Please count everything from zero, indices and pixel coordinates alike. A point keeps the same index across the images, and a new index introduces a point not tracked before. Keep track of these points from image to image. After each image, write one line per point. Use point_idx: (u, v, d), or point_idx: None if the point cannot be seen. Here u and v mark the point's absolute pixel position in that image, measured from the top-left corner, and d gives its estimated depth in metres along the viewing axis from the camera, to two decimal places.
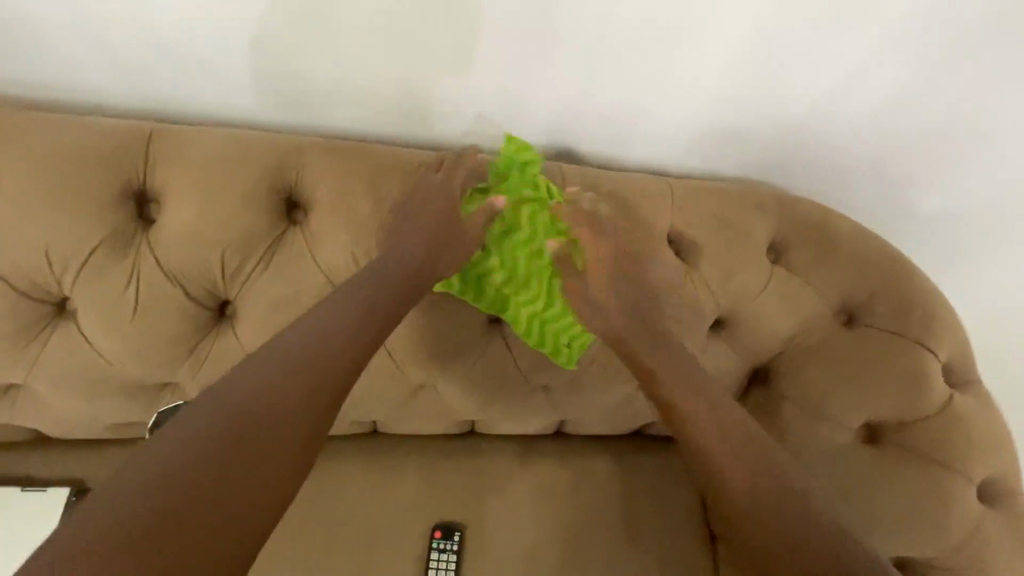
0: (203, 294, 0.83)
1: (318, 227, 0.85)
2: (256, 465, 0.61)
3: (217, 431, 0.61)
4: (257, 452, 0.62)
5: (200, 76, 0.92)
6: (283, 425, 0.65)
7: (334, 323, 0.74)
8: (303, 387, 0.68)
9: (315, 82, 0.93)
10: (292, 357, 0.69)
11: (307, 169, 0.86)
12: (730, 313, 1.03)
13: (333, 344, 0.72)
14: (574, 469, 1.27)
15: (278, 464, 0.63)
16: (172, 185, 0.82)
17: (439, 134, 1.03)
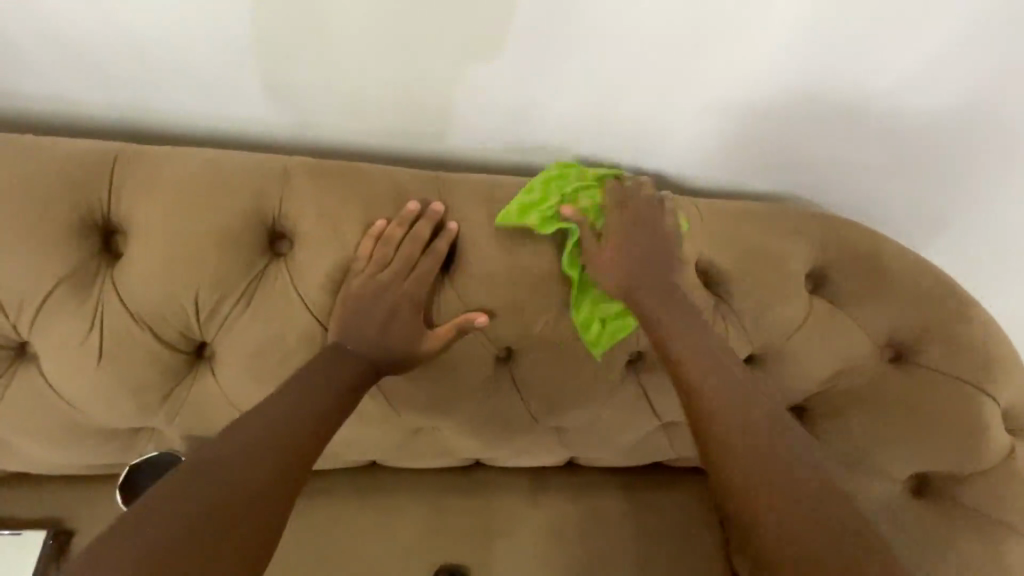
0: (176, 338, 0.75)
1: (304, 261, 0.76)
2: (246, 501, 0.58)
3: (202, 473, 0.59)
4: (245, 488, 0.59)
5: (173, 85, 0.82)
6: (268, 463, 0.62)
7: (316, 374, 0.73)
8: (287, 428, 0.66)
9: (299, 92, 0.83)
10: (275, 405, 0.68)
11: (292, 195, 0.77)
12: (765, 351, 0.93)
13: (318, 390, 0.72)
14: (587, 505, 1.18)
15: (269, 499, 0.60)
16: (140, 217, 0.72)
17: (439, 146, 0.93)
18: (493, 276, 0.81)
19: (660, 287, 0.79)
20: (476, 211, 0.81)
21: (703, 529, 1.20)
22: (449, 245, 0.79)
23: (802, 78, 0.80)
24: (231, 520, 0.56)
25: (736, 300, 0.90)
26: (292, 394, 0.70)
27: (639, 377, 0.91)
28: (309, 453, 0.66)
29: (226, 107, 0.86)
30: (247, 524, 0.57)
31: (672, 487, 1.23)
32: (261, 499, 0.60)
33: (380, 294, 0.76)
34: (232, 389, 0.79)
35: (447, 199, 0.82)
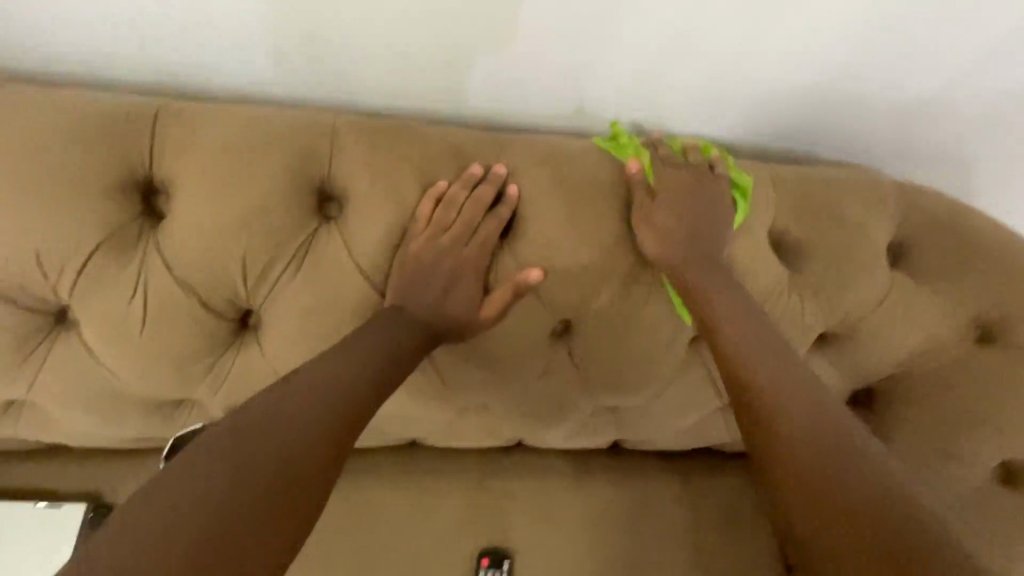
0: (223, 304, 0.71)
1: (357, 225, 0.71)
2: (277, 486, 0.52)
3: (230, 451, 0.53)
4: (278, 471, 0.53)
5: (199, 40, 0.75)
6: (302, 443, 0.56)
7: (354, 345, 0.66)
8: (323, 404, 0.59)
9: (336, 48, 0.76)
10: (310, 375, 0.61)
11: (342, 154, 0.72)
12: (838, 327, 0.87)
13: (356, 362, 0.65)
14: (635, 489, 1.13)
15: (302, 484, 0.54)
16: (184, 175, 0.68)
17: (481, 107, 0.86)
18: (556, 244, 0.75)
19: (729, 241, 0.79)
20: (537, 173, 0.76)
21: (755, 516, 1.15)
22: (511, 213, 0.75)
23: (882, 16, 0.73)
24: (260, 507, 0.50)
25: (812, 273, 0.83)
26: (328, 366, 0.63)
27: (704, 352, 0.86)
28: (347, 432, 0.60)
29: (255, 67, 0.79)
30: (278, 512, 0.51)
31: (722, 472, 1.17)
32: (293, 484, 0.53)
33: (443, 262, 0.72)
34: (279, 360, 0.74)
35: (505, 160, 0.76)
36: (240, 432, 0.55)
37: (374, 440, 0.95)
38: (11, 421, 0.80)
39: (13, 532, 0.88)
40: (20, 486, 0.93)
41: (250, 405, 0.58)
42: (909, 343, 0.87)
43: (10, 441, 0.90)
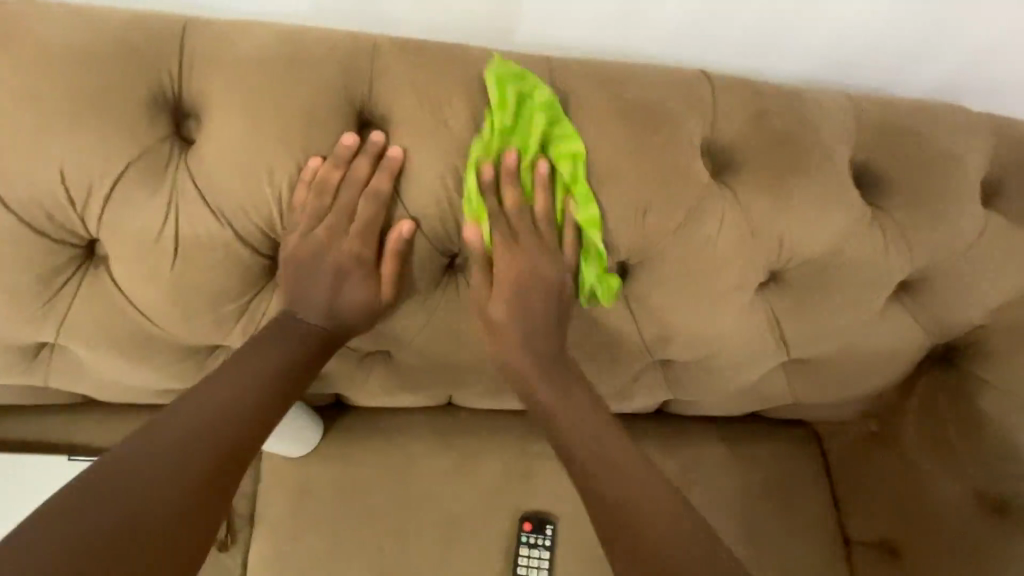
0: (258, 237, 0.65)
1: (399, 150, 0.64)
2: (166, 511, 0.57)
3: (120, 479, 0.57)
4: (154, 493, 0.58)
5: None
6: (191, 468, 0.60)
7: (242, 365, 0.67)
8: (217, 430, 0.63)
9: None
10: (202, 400, 0.65)
11: (382, 73, 0.65)
12: (920, 274, 0.79)
13: (251, 381, 0.67)
14: (683, 455, 1.06)
15: (192, 506, 0.59)
16: (215, 95, 0.62)
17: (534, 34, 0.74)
18: (618, 174, 0.68)
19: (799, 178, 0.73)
20: (593, 98, 0.69)
21: (813, 485, 1.06)
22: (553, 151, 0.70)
23: None
24: (146, 530, 0.56)
25: (897, 212, 0.75)
26: (218, 390, 0.65)
27: (770, 299, 0.79)
28: (240, 454, 0.64)
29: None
30: (172, 533, 0.57)
31: (775, 439, 1.08)
32: (185, 507, 0.58)
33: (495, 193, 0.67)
34: (319, 300, 0.69)
35: (560, 85, 0.68)
36: (125, 462, 0.59)
37: (411, 394, 0.90)
38: (42, 367, 0.77)
39: (48, 486, 0.86)
40: (52, 438, 0.91)
41: (139, 435, 0.61)
42: (999, 291, 0.79)
43: (40, 393, 0.87)
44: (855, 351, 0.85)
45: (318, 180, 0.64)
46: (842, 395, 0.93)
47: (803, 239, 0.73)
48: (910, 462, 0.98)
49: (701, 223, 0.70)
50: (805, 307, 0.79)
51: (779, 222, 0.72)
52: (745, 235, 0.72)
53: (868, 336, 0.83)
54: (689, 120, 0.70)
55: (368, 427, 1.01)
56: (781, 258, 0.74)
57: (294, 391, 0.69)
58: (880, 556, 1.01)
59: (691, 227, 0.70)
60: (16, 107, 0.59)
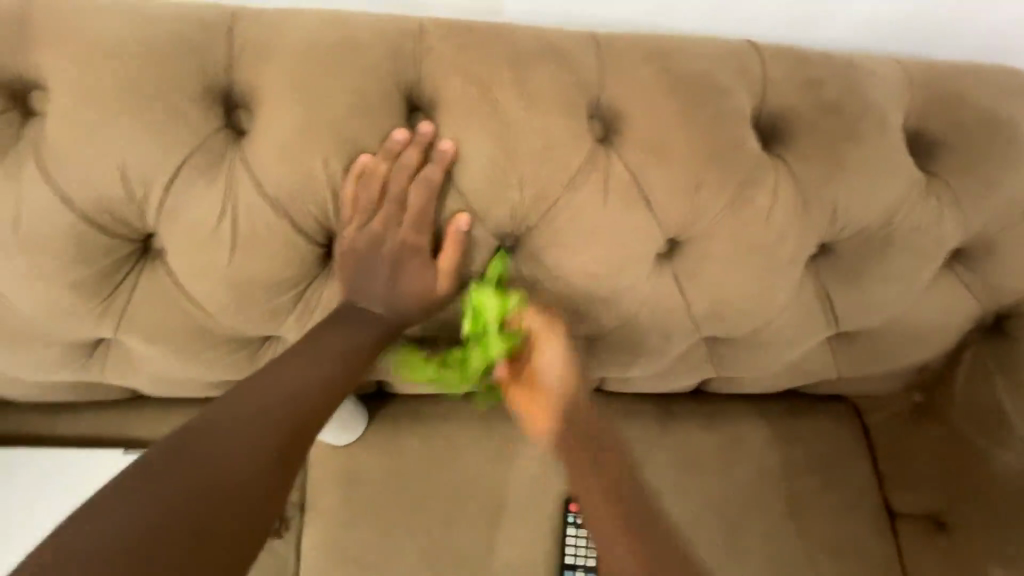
0: (312, 227, 0.65)
1: (452, 133, 0.63)
2: (231, 495, 0.57)
3: (192, 453, 0.58)
4: (222, 472, 0.58)
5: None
6: (255, 449, 0.61)
7: (307, 351, 0.69)
8: (279, 415, 0.64)
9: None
10: (267, 383, 0.66)
11: (429, 56, 0.64)
12: (973, 241, 0.78)
13: (313, 367, 0.68)
14: (725, 433, 1.06)
15: (254, 487, 0.59)
16: (266, 85, 0.62)
17: (579, 9, 0.71)
18: (667, 151, 0.67)
19: (854, 152, 0.70)
20: (642, 73, 0.67)
21: (856, 459, 1.05)
22: (601, 133, 0.68)
23: None
24: (214, 505, 0.56)
25: (952, 179, 0.74)
26: (283, 375, 0.67)
27: (820, 273, 0.78)
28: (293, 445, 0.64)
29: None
30: (236, 512, 0.57)
31: (815, 414, 1.08)
32: (247, 488, 0.59)
33: (547, 178, 0.65)
34: (376, 286, 0.70)
35: (607, 61, 0.68)
36: (198, 436, 0.60)
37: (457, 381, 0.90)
38: (100, 363, 0.78)
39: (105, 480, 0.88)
40: (107, 434, 0.93)
41: (209, 411, 0.63)
42: None
43: (95, 389, 0.89)
44: (904, 323, 0.84)
45: (366, 175, 0.63)
46: (889, 368, 0.92)
47: (856, 210, 0.72)
48: (959, 432, 0.96)
49: (755, 197, 0.69)
50: (857, 280, 0.78)
51: (833, 194, 0.71)
52: (799, 208, 0.71)
53: (919, 307, 0.82)
54: (739, 93, 0.69)
55: (412, 414, 1.02)
56: (833, 231, 0.73)
57: (349, 380, 0.70)
58: (928, 529, 1.01)
59: (744, 202, 0.69)
60: (74, 104, 0.59)
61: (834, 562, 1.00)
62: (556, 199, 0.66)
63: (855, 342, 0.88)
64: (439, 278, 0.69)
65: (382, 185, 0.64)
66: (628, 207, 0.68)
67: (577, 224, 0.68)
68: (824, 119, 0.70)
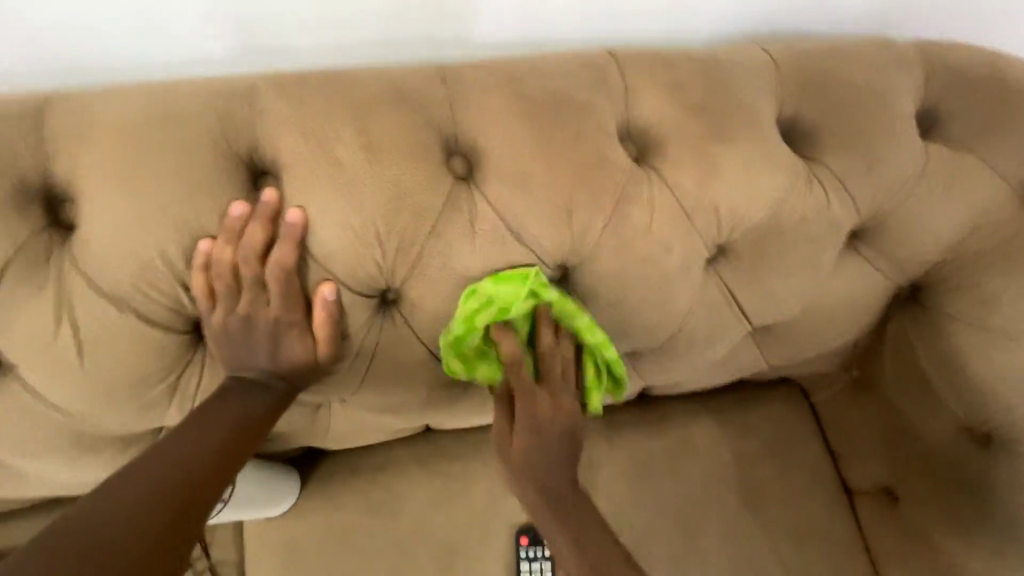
0: (165, 316, 0.61)
1: (297, 197, 0.60)
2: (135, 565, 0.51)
3: (61, 549, 0.50)
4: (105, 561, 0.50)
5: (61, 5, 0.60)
6: (147, 530, 0.53)
7: (199, 424, 0.62)
8: (172, 493, 0.57)
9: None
10: (155, 462, 0.58)
11: (264, 117, 0.60)
12: (869, 219, 0.76)
13: (206, 441, 0.61)
14: (673, 438, 1.04)
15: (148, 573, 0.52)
16: (85, 175, 0.57)
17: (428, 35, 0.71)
18: (533, 178, 0.64)
19: (728, 148, 0.68)
20: (497, 100, 0.65)
21: (806, 443, 1.04)
22: (465, 169, 0.65)
23: None
24: None
25: (834, 161, 0.72)
26: (176, 449, 0.60)
27: (722, 273, 0.76)
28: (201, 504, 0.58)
29: (142, 33, 0.64)
30: None
31: (762, 403, 1.06)
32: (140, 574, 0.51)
33: (409, 228, 0.62)
34: (250, 365, 0.65)
35: (457, 93, 0.65)
36: (71, 529, 0.51)
37: (380, 433, 0.86)
38: None
39: None
40: None
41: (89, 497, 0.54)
42: (956, 221, 0.77)
43: None
44: (820, 308, 0.83)
45: (212, 259, 0.59)
46: (817, 352, 0.91)
47: (740, 206, 0.70)
48: (898, 407, 0.92)
49: (633, 211, 0.67)
50: (758, 275, 0.76)
51: (714, 195, 0.68)
52: (680, 215, 0.68)
53: (830, 290, 0.81)
54: (599, 106, 0.66)
55: (348, 470, 0.98)
56: (723, 231, 0.71)
57: (247, 450, 0.64)
58: (884, 501, 0.99)
59: (622, 218, 0.67)
60: None
61: (796, 552, 0.98)
62: (423, 246, 0.63)
63: (777, 333, 0.86)
64: (319, 347, 0.65)
65: (233, 264, 0.59)
66: (500, 240, 0.65)
67: (451, 269, 0.64)
68: (692, 121, 0.68)
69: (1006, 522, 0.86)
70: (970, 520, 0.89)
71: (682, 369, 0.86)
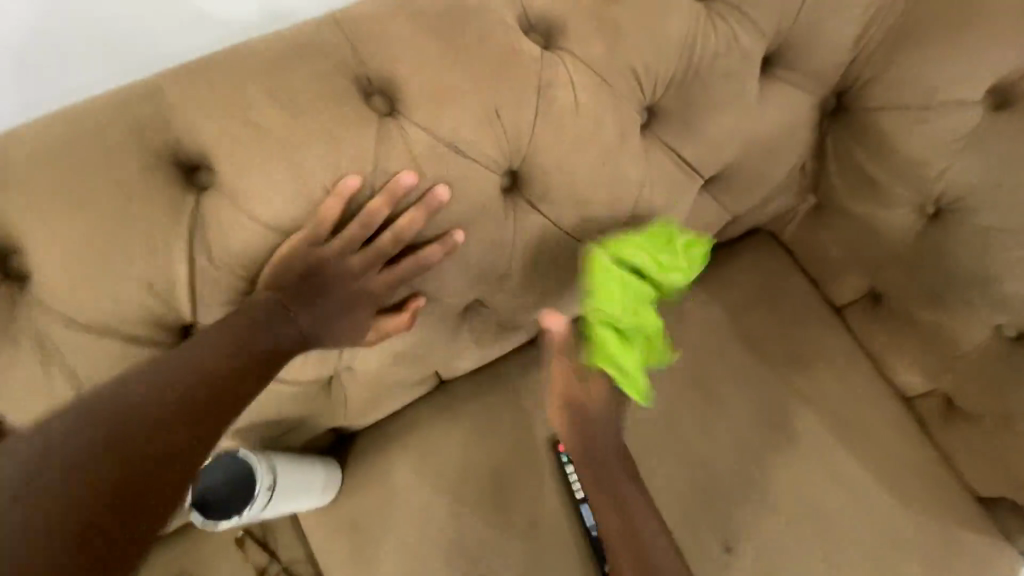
0: (151, 330, 0.63)
1: (232, 178, 0.61)
2: (167, 444, 0.53)
3: (116, 408, 0.53)
4: (106, 458, 0.50)
5: None
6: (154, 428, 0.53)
7: (237, 331, 0.61)
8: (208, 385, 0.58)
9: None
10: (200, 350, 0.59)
11: (173, 113, 0.60)
12: (775, 42, 0.80)
13: (241, 343, 0.61)
14: (668, 313, 1.08)
15: (159, 506, 0.51)
16: (17, 219, 0.57)
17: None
18: (451, 91, 0.65)
19: (623, 9, 0.70)
20: (391, 28, 0.65)
21: (788, 278, 1.10)
22: (387, 104, 0.66)
23: None
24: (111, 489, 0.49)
25: None
26: (218, 345, 0.60)
27: (658, 133, 0.79)
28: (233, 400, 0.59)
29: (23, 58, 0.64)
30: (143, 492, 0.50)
31: (737, 257, 1.12)
32: (135, 522, 0.49)
33: (350, 171, 0.62)
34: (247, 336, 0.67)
35: (353, 34, 0.65)
36: (132, 390, 0.54)
37: (399, 392, 0.89)
38: None
39: None
40: None
41: (76, 410, 0.52)
42: (856, 18, 0.80)
43: None
44: (760, 140, 0.86)
45: (175, 258, 0.61)
46: (771, 186, 0.94)
47: (653, 61, 0.72)
48: (853, 213, 0.96)
49: (555, 97, 0.69)
50: (691, 125, 0.78)
51: (626, 59, 0.70)
52: (602, 87, 0.70)
53: (763, 121, 0.84)
54: (492, 7, 0.67)
55: (380, 442, 1.00)
56: (645, 92, 0.74)
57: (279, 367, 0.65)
58: (869, 304, 1.06)
59: (546, 103, 0.68)
60: None
61: (804, 374, 1.05)
62: (370, 187, 0.64)
63: (728, 180, 0.90)
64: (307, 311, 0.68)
65: (196, 252, 0.62)
66: (441, 160, 0.66)
67: (406, 202, 0.66)
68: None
69: (976, 278, 0.87)
70: (941, 288, 0.91)
71: (656, 239, 0.88)
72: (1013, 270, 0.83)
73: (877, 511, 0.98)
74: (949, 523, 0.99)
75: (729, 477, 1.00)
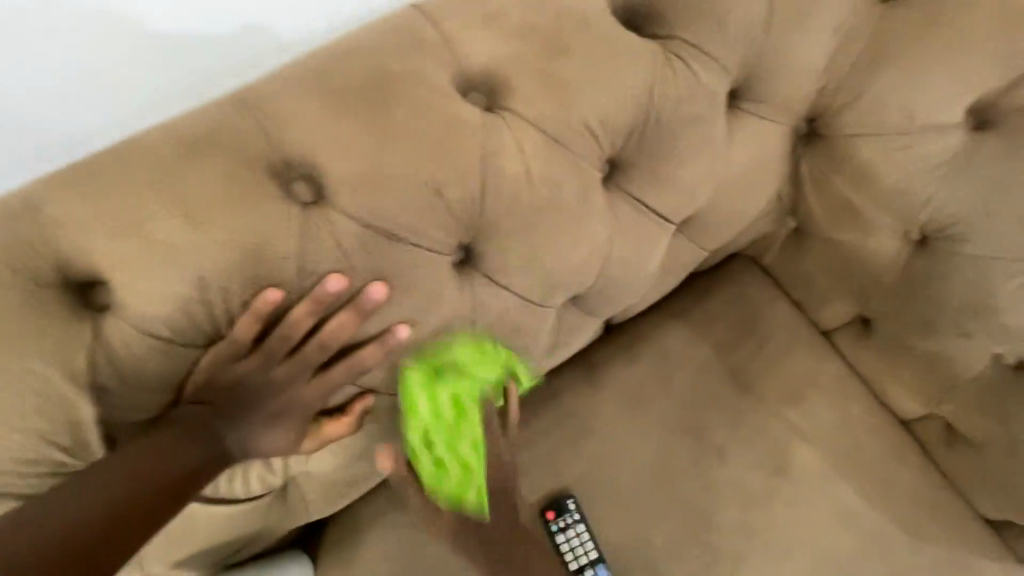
0: (42, 477, 0.55)
1: (135, 297, 0.52)
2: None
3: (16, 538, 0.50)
4: None
5: None
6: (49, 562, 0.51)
7: (146, 455, 0.54)
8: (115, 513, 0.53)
9: (13, 37, 0.54)
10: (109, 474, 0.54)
11: (58, 228, 0.52)
12: (740, 75, 0.73)
13: (153, 468, 0.54)
14: (650, 355, 1.01)
15: None
16: None
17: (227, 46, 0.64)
18: (385, 172, 0.57)
19: (572, 60, 0.63)
20: (310, 106, 0.57)
21: (774, 306, 1.03)
22: (312, 189, 0.57)
23: None
24: None
25: (683, 34, 0.68)
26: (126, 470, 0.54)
27: (623, 185, 0.72)
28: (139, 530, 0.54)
29: None
30: None
31: (720, 287, 1.04)
32: None
33: (275, 274, 0.55)
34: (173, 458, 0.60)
35: (266, 115, 0.57)
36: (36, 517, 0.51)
37: (359, 487, 0.78)
38: None
39: None
40: None
41: None
42: (823, 43, 0.74)
43: None
44: (732, 177, 0.80)
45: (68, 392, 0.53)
46: (748, 219, 0.87)
47: (610, 113, 0.65)
48: (836, 240, 0.90)
49: (503, 164, 0.61)
50: (658, 174, 0.72)
51: (580, 114, 0.63)
52: (555, 148, 0.63)
53: (732, 158, 0.78)
54: (425, 71, 0.60)
55: None
56: (605, 145, 0.67)
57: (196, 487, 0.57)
58: (858, 329, 1.00)
59: (495, 172, 0.61)
60: None
61: (799, 408, 0.99)
62: (298, 288, 0.56)
63: (702, 220, 0.83)
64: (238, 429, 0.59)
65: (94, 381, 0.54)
66: (380, 248, 0.58)
67: (340, 299, 0.58)
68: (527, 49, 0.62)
69: (974, 307, 0.84)
70: (936, 317, 0.87)
71: (631, 291, 0.81)
72: (1010, 299, 0.82)
73: (887, 548, 0.94)
74: (960, 552, 0.95)
75: (730, 530, 0.93)
